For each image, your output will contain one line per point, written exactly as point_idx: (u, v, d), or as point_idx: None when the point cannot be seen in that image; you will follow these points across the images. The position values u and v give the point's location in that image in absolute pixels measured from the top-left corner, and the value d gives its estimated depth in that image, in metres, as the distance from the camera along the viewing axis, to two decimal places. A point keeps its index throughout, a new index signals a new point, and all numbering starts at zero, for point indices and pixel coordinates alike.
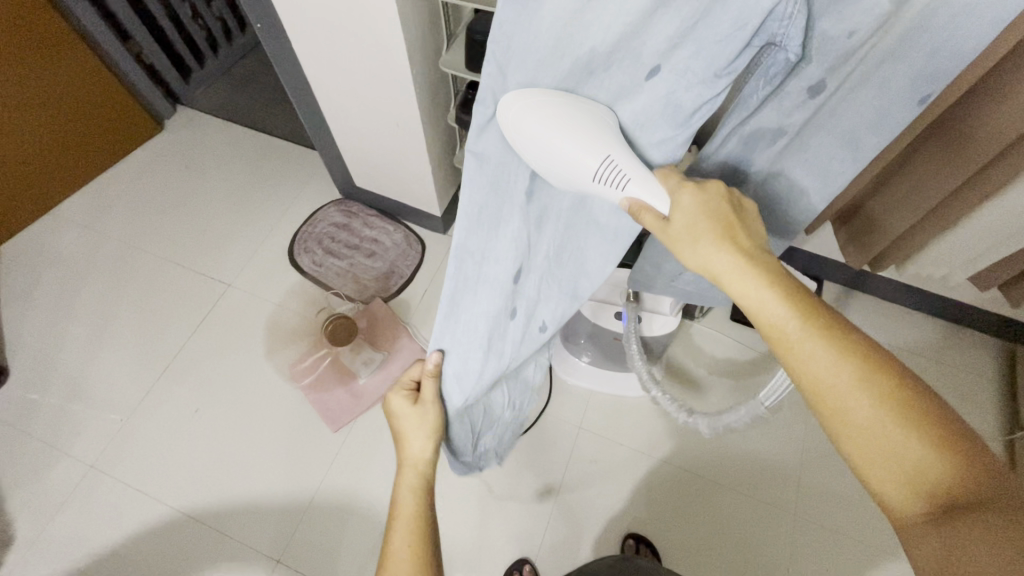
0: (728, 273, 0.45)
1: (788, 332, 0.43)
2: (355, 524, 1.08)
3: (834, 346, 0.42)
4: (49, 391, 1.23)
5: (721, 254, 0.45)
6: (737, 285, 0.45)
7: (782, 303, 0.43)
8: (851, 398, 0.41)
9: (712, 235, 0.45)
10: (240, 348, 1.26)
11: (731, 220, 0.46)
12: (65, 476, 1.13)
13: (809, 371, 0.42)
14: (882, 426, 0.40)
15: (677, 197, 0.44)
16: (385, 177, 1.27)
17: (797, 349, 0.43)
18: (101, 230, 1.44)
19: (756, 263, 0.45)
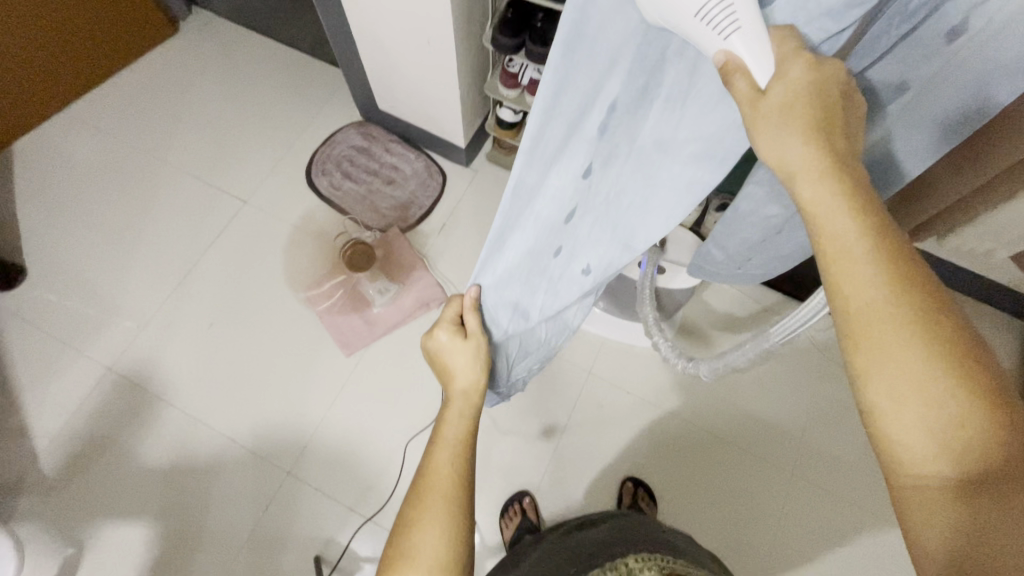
0: (803, 170, 0.35)
1: (845, 249, 0.34)
2: (364, 445, 1.11)
3: (890, 277, 0.34)
4: (66, 292, 1.24)
5: (803, 146, 0.35)
6: (811, 186, 0.35)
7: (857, 212, 0.34)
8: (898, 340, 0.33)
9: (805, 121, 0.34)
10: (255, 267, 1.25)
11: (836, 109, 0.35)
12: (84, 376, 1.16)
13: (853, 294, 0.34)
14: (922, 377, 0.33)
15: (788, 67, 0.33)
16: (410, 101, 1.21)
17: (845, 270, 0.34)
18: (116, 135, 1.40)
19: (841, 165, 0.35)
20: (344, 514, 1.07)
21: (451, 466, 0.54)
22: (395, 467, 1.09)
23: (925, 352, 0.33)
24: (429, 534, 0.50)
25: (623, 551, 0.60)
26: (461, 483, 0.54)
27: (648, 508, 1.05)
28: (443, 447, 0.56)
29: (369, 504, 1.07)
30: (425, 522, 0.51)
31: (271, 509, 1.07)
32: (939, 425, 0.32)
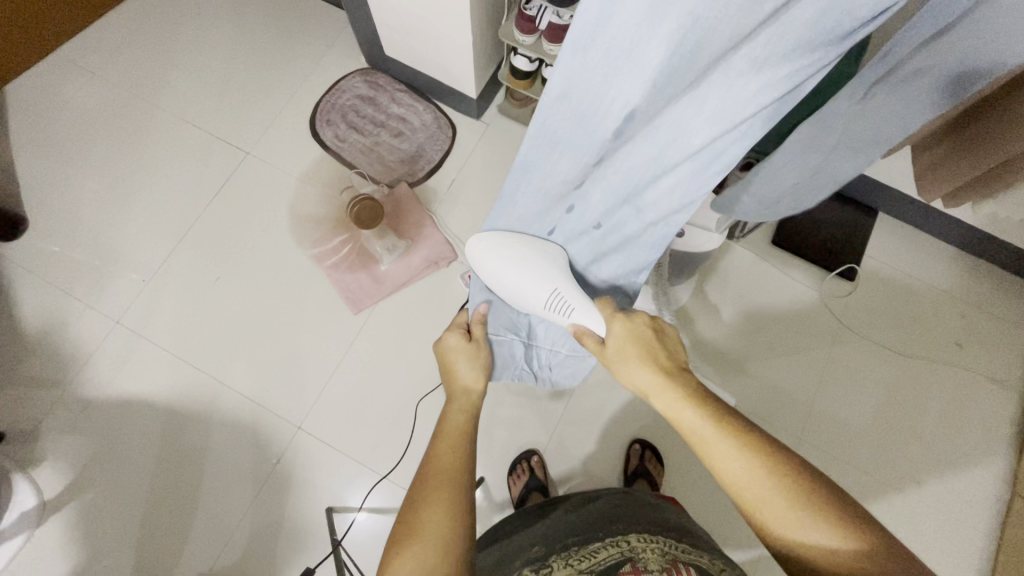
0: (650, 389, 0.56)
1: (702, 438, 0.51)
2: (374, 402, 1.11)
3: (739, 447, 0.49)
4: (70, 244, 1.22)
5: (646, 373, 0.56)
6: (662, 401, 0.54)
7: (696, 409, 0.52)
8: (765, 493, 0.46)
9: (637, 359, 0.57)
10: (260, 221, 1.22)
11: (653, 342, 0.58)
12: (93, 329, 1.16)
13: (723, 470, 0.49)
14: (779, 520, 0.46)
15: (611, 327, 0.59)
16: (419, 46, 1.14)
17: (714, 455, 0.50)
18: (111, 79, 1.34)
19: (671, 381, 0.54)
20: (355, 468, 1.08)
21: (452, 451, 0.57)
22: (405, 424, 1.10)
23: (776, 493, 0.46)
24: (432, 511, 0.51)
25: (623, 528, 0.59)
26: (465, 466, 0.56)
27: (656, 470, 1.05)
28: (449, 437, 0.59)
29: (380, 460, 1.08)
30: (431, 500, 0.52)
31: (283, 462, 1.08)
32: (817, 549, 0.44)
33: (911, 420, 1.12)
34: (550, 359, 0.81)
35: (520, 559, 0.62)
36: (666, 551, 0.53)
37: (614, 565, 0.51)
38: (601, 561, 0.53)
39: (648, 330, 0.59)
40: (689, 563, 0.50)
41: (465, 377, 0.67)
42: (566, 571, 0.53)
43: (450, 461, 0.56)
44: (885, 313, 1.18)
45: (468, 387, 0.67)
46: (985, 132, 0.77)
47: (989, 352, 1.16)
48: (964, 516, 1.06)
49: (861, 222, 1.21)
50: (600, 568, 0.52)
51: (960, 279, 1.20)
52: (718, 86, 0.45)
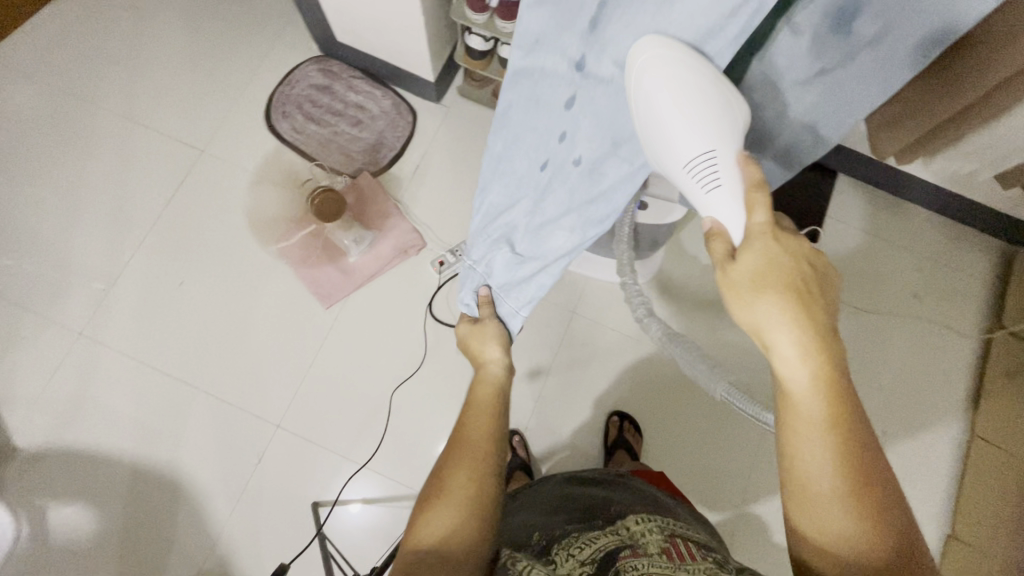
0: (770, 317, 0.47)
1: (800, 378, 0.45)
2: (351, 395, 1.11)
3: (831, 410, 0.45)
4: (22, 256, 1.17)
5: (773, 296, 0.47)
6: (773, 325, 0.46)
7: (814, 357, 0.45)
8: (821, 455, 0.44)
9: (777, 287, 0.47)
10: (220, 220, 1.19)
11: (804, 282, 0.47)
12: (55, 342, 1.13)
13: (795, 399, 0.46)
14: (823, 470, 0.44)
15: (751, 242, 0.50)
16: (371, 32, 1.11)
17: (795, 390, 0.46)
18: (49, 81, 1.28)
19: (808, 331, 0.46)
20: (338, 462, 1.08)
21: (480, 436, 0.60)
22: (386, 414, 1.10)
23: (830, 446, 0.44)
24: (438, 513, 0.52)
25: (616, 512, 0.61)
26: (491, 441, 0.60)
27: (635, 440, 1.08)
28: (480, 409, 0.64)
29: (363, 452, 1.09)
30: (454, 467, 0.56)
31: (264, 462, 1.08)
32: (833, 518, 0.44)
33: (875, 373, 1.17)
34: None
35: (511, 539, 0.61)
36: (664, 529, 0.55)
37: (612, 551, 0.51)
38: (599, 550, 0.52)
39: (807, 266, 0.49)
40: (687, 538, 0.53)
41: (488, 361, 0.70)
42: (571, 564, 0.51)
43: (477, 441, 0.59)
44: (848, 272, 1.22)
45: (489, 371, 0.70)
46: (930, 89, 0.79)
47: (946, 304, 1.20)
48: (928, 461, 1.11)
49: (822, 184, 1.24)
50: (599, 559, 0.51)
51: (917, 235, 1.23)
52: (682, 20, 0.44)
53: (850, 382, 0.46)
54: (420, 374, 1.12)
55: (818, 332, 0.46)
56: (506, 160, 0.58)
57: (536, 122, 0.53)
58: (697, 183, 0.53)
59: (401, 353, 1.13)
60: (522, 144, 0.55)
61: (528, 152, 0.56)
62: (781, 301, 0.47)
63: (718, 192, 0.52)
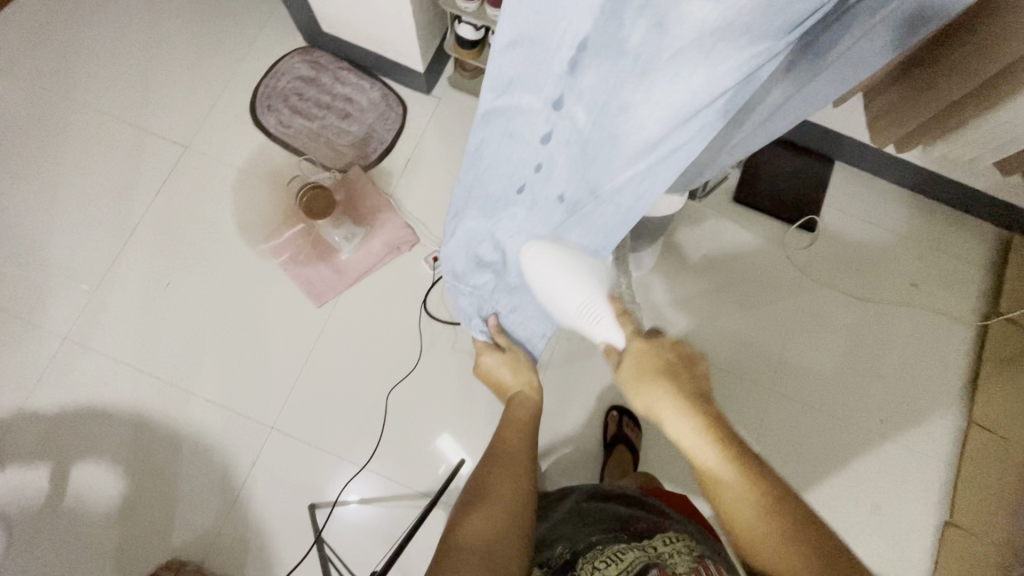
0: (675, 419, 0.54)
1: (694, 442, 0.52)
2: (346, 396, 1.09)
3: (723, 453, 0.50)
4: (1, 258, 1.14)
5: (673, 404, 0.55)
6: (673, 433, 0.55)
7: (697, 426, 0.53)
8: (731, 492, 0.49)
9: (659, 391, 0.56)
10: (207, 220, 1.16)
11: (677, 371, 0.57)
12: (39, 347, 1.10)
13: (700, 461, 0.52)
14: (748, 527, 0.48)
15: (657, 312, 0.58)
16: (357, 21, 1.08)
17: (703, 469, 0.52)
18: (22, 76, 1.23)
19: (689, 409, 0.54)
20: (335, 464, 1.07)
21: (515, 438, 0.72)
22: (383, 413, 1.09)
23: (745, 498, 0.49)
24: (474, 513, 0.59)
25: (654, 524, 0.60)
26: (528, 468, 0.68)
27: (635, 435, 1.07)
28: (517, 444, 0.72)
29: (359, 452, 1.07)
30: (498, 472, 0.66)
31: (259, 464, 1.06)
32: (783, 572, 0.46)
33: (874, 362, 1.16)
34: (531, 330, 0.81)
35: (545, 561, 0.62)
36: (693, 554, 0.53)
37: (642, 567, 0.51)
38: (630, 565, 0.52)
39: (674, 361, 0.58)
40: (716, 561, 0.51)
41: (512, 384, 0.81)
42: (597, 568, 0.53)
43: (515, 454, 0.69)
44: (845, 261, 1.21)
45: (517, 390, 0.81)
46: (932, 75, 0.77)
47: (944, 291, 1.20)
48: (926, 449, 1.12)
49: (819, 172, 1.23)
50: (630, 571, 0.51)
51: (915, 222, 1.22)
52: (662, 81, 0.37)
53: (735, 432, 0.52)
54: (416, 372, 1.11)
55: (701, 412, 0.53)
56: (483, 187, 0.57)
57: (512, 155, 0.51)
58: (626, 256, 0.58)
59: (396, 351, 1.11)
60: (498, 172, 0.54)
61: (502, 173, 0.54)
62: (665, 389, 0.56)
63: None
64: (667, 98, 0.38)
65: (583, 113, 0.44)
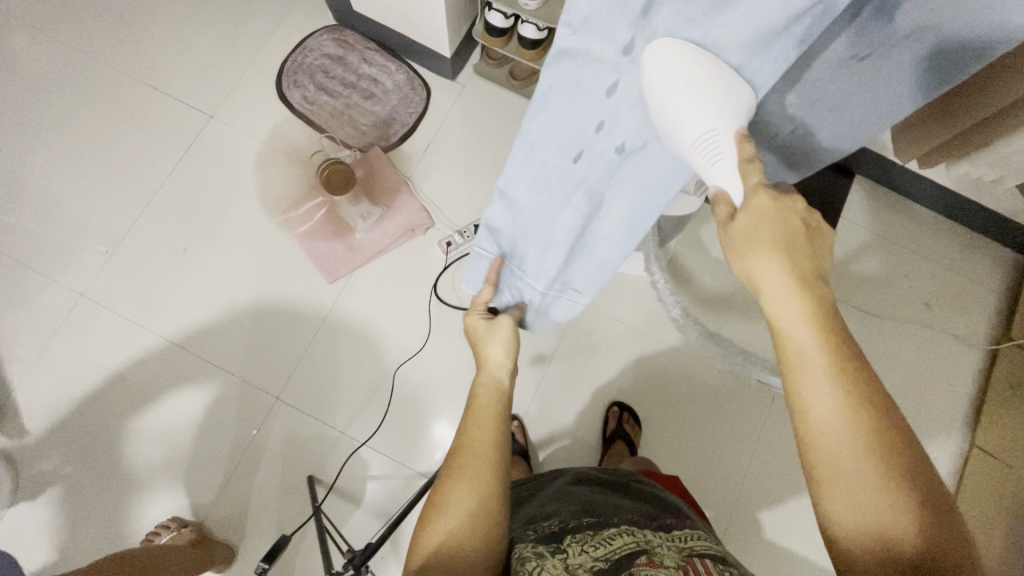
0: (793, 315, 0.44)
1: (807, 358, 0.43)
2: (352, 372, 1.11)
3: (842, 382, 0.42)
4: (24, 213, 1.16)
5: (784, 300, 0.45)
6: (773, 306, 0.45)
7: (816, 335, 0.43)
8: (838, 429, 0.41)
9: (768, 243, 0.46)
10: (227, 190, 1.17)
11: (796, 238, 0.46)
12: (55, 304, 1.12)
13: (809, 398, 0.43)
14: (832, 419, 0.41)
15: (753, 199, 0.47)
16: (387, 2, 1.08)
17: (807, 382, 0.43)
18: (56, 36, 1.25)
19: (798, 288, 0.45)
20: (337, 438, 1.08)
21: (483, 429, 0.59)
22: (388, 392, 1.10)
23: (838, 392, 0.42)
24: (441, 523, 0.52)
25: (636, 517, 0.59)
26: (497, 443, 0.58)
27: (634, 432, 1.08)
28: (481, 415, 0.61)
29: (361, 429, 1.09)
30: (462, 471, 0.55)
31: (262, 433, 1.08)
32: (849, 475, 0.40)
33: (879, 378, 1.16)
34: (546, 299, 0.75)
35: (525, 538, 0.58)
36: (680, 548, 0.53)
37: (630, 555, 0.50)
38: (618, 549, 0.51)
39: (798, 222, 0.47)
40: (704, 555, 0.51)
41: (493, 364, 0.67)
42: (583, 557, 0.51)
43: (480, 448, 0.57)
44: (858, 276, 1.20)
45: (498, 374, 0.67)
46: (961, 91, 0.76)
47: (956, 313, 1.19)
48: None
49: (839, 185, 1.22)
50: (616, 557, 0.50)
51: (931, 242, 1.22)
52: None
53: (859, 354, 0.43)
54: (423, 354, 1.12)
55: (812, 289, 0.45)
56: (535, 153, 0.52)
57: (569, 119, 0.48)
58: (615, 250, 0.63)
59: (404, 333, 1.12)
60: (554, 145, 0.51)
61: (558, 141, 0.50)
62: (783, 278, 0.45)
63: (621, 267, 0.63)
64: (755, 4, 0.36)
65: (660, 51, 0.40)
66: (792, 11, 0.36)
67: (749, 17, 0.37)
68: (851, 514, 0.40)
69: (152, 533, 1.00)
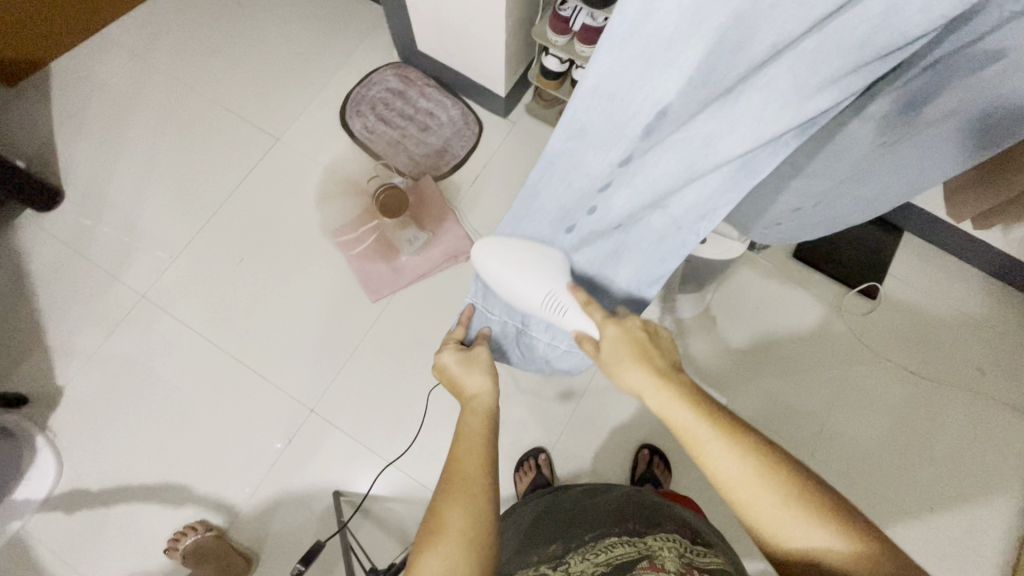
0: (667, 410, 0.49)
1: (697, 437, 0.47)
2: (385, 391, 1.13)
3: (732, 445, 0.46)
4: (101, 218, 1.25)
5: (656, 392, 0.50)
6: (653, 402, 0.50)
7: (692, 411, 0.48)
8: (754, 496, 0.45)
9: (630, 359, 0.52)
10: (285, 208, 1.24)
11: (647, 343, 0.53)
12: (117, 303, 1.19)
13: (717, 473, 0.46)
14: (744, 477, 0.45)
15: (604, 331, 0.54)
16: (451, 44, 1.16)
17: (706, 455, 0.46)
18: (149, 61, 1.38)
19: (665, 378, 0.50)
20: (366, 455, 1.09)
21: (470, 454, 0.54)
22: (418, 414, 1.11)
23: (733, 450, 0.46)
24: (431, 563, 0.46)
25: (635, 523, 0.60)
26: (488, 469, 0.53)
27: (663, 476, 1.05)
28: (469, 445, 0.55)
29: (389, 448, 1.10)
30: (453, 499, 0.50)
31: (294, 443, 1.10)
32: (780, 523, 0.44)
33: (926, 443, 1.11)
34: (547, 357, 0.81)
35: (533, 553, 0.60)
36: (682, 552, 0.53)
37: (629, 563, 0.51)
38: (618, 561, 0.53)
39: (642, 331, 0.54)
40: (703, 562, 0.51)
41: (473, 386, 0.62)
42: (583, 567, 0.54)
43: (472, 468, 0.52)
44: (906, 335, 1.17)
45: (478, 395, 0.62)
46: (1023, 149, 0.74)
47: (1010, 380, 1.14)
48: (977, 548, 1.04)
49: (886, 241, 1.20)
50: (616, 568, 0.51)
51: (986, 304, 1.18)
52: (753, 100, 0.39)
53: (726, 408, 0.49)
54: None
55: (672, 378, 0.50)
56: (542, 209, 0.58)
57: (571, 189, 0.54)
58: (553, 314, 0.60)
59: None
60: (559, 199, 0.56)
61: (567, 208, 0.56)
62: (642, 368, 0.51)
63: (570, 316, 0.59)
64: (756, 116, 0.40)
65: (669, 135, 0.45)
66: (792, 124, 0.40)
67: (750, 129, 0.41)
68: (814, 548, 0.43)
69: (178, 536, 1.03)
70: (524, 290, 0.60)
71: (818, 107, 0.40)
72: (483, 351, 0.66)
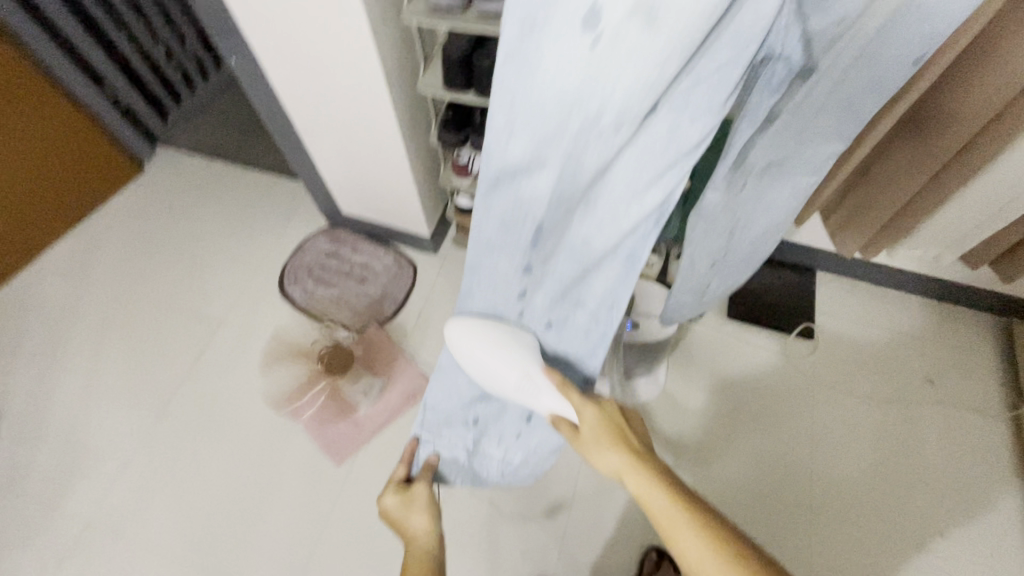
0: (637, 482, 0.54)
1: (663, 511, 0.52)
2: (369, 554, 1.06)
3: (694, 525, 0.50)
4: (40, 445, 1.20)
5: (631, 470, 0.55)
6: (632, 481, 0.55)
7: (663, 493, 0.52)
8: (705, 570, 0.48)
9: (613, 448, 0.57)
10: (235, 388, 1.24)
11: (622, 427, 0.59)
12: (61, 535, 1.10)
13: (683, 549, 0.49)
14: (705, 551, 0.48)
15: (585, 414, 0.59)
16: (372, 201, 1.27)
17: (672, 531, 0.50)
18: (85, 278, 1.42)
19: (639, 457, 0.56)
20: None
21: None
22: None
23: (689, 524, 0.50)
24: None
25: None
26: None
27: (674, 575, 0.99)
28: None
29: None
30: None
31: None
32: None
33: (912, 465, 1.11)
34: (502, 470, 0.79)
35: None
36: None
37: None
38: None
39: (618, 416, 0.60)
40: None
41: (416, 527, 0.72)
42: None
43: None
44: (853, 364, 1.22)
45: (420, 535, 0.72)
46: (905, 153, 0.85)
47: (960, 383, 1.19)
48: (1003, 562, 1.01)
49: (804, 283, 1.30)
50: None
51: (911, 318, 1.27)
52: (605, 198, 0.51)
53: (686, 486, 0.53)
54: None
55: (646, 457, 0.56)
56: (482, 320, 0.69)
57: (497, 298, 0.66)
58: (527, 400, 0.61)
59: None
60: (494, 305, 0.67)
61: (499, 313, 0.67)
62: (618, 453, 0.57)
63: (547, 398, 0.60)
64: (610, 209, 0.52)
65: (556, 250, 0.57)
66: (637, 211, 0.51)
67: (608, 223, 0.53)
68: None
69: None
70: (497, 370, 0.61)
71: (653, 200, 0.50)
72: (421, 488, 0.76)
